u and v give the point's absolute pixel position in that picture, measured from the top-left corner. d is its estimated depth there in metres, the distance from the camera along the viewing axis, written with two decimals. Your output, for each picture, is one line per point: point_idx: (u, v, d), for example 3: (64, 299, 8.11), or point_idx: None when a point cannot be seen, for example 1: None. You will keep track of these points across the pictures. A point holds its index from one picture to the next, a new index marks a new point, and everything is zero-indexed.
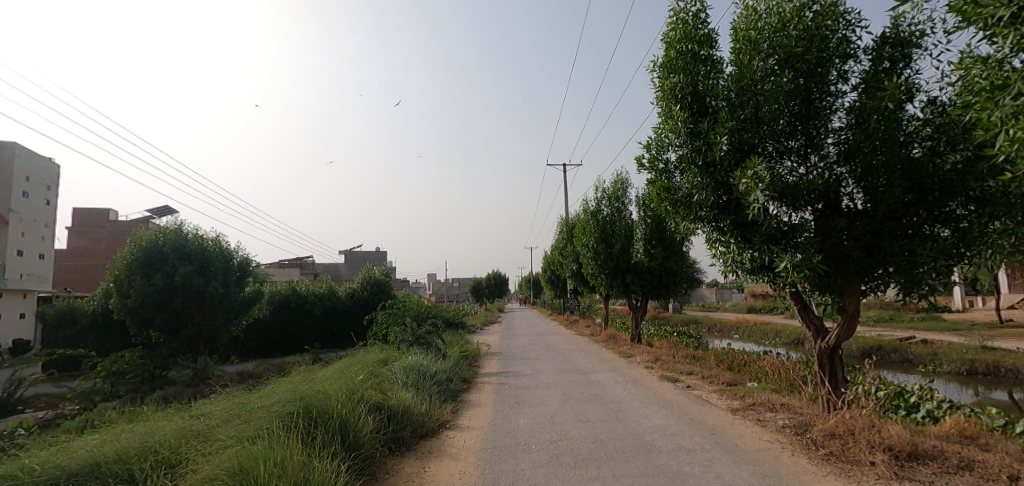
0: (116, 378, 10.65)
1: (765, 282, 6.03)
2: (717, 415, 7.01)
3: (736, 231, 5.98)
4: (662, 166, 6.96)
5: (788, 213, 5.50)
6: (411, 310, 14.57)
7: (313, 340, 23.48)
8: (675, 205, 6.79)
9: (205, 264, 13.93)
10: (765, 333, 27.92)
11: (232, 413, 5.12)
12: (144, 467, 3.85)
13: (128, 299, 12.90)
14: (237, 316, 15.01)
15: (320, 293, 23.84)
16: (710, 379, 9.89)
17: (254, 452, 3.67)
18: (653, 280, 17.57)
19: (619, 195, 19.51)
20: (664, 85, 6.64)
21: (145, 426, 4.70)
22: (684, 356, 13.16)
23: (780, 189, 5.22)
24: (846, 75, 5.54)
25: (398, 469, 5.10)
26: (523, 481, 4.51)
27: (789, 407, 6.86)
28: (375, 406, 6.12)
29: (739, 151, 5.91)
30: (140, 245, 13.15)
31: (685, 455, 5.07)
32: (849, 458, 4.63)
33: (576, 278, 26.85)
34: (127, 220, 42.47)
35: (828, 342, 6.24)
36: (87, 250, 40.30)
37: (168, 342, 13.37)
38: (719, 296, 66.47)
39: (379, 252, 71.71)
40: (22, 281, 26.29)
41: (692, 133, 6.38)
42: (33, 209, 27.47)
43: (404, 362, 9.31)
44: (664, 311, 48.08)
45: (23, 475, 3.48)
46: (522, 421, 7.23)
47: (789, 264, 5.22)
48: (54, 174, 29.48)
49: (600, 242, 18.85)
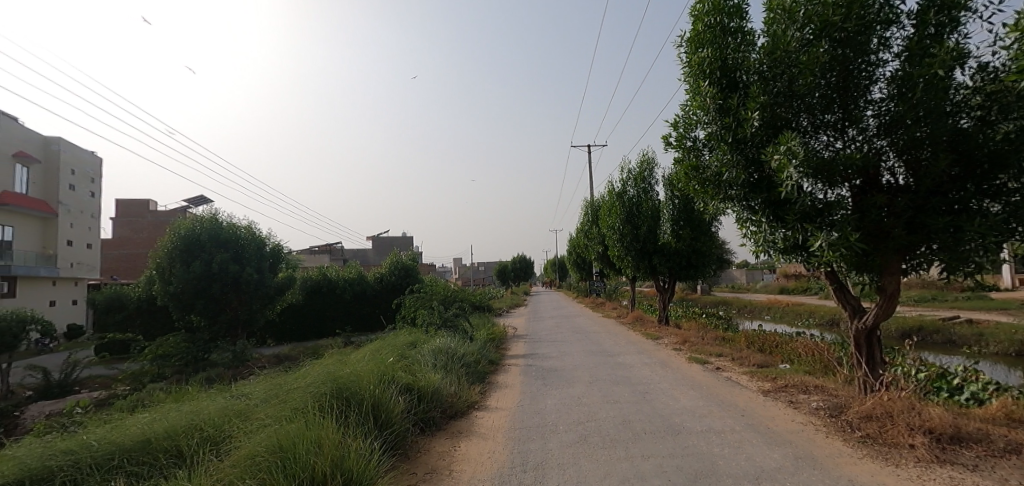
0: (162, 361, 11.32)
1: (799, 262, 5.82)
2: (748, 396, 6.93)
3: (768, 209, 5.79)
4: (690, 144, 6.81)
5: (823, 190, 5.28)
6: (438, 294, 14.77)
7: (345, 324, 24.16)
8: (703, 184, 6.66)
9: (240, 251, 14.42)
10: (798, 315, 27.32)
11: (270, 394, 5.34)
12: (191, 443, 4.06)
13: (170, 286, 13.56)
14: (272, 301, 15.51)
15: (349, 278, 24.44)
16: (740, 361, 9.75)
17: (291, 431, 3.81)
18: (680, 261, 17.32)
19: (645, 176, 19.08)
20: (692, 61, 6.44)
21: (190, 405, 4.97)
22: (714, 337, 13.06)
23: (814, 165, 5.00)
24: (888, 42, 5.24)
25: (430, 448, 5.25)
26: (551, 461, 4.58)
27: (824, 389, 6.72)
28: (406, 387, 6.25)
29: (772, 127, 5.69)
30: (178, 233, 13.74)
31: (715, 436, 5.05)
32: (886, 440, 4.51)
33: (602, 260, 26.62)
34: (166, 211, 44.29)
35: (866, 322, 5.99)
36: (130, 239, 42.28)
37: (208, 326, 14.03)
38: (749, 277, 65.41)
39: (405, 238, 72.67)
40: (72, 270, 27.85)
41: (721, 109, 6.22)
42: (79, 201, 28.86)
43: (432, 344, 9.48)
44: (691, 293, 47.76)
45: (82, 449, 3.74)
46: (548, 402, 7.32)
47: (823, 243, 5.03)
48: (97, 168, 30.82)
49: (626, 223, 18.56)
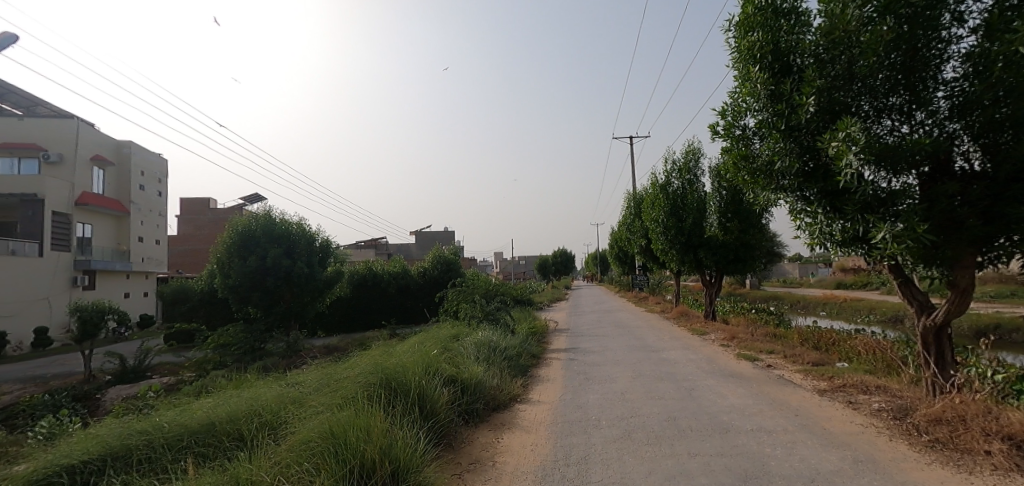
0: (223, 350, 12.07)
1: (859, 254, 5.50)
2: (802, 396, 6.62)
3: (825, 199, 5.48)
4: (738, 133, 6.54)
5: (887, 179, 4.94)
6: (480, 288, 14.93)
7: (390, 316, 24.93)
8: (753, 174, 6.37)
9: (291, 247, 15.06)
10: (857, 311, 25.81)
11: (322, 382, 5.59)
12: (251, 428, 4.30)
13: (229, 279, 14.38)
14: (322, 294, 16.15)
15: (394, 272, 25.04)
16: (793, 358, 9.32)
17: (342, 418, 3.96)
18: (728, 255, 16.73)
19: (691, 167, 18.51)
20: (742, 45, 6.17)
21: (250, 392, 5.27)
22: (764, 334, 12.56)
23: (877, 151, 4.68)
24: (963, 17, 4.82)
25: (473, 439, 5.35)
26: (595, 456, 4.56)
27: (887, 390, 6.32)
28: (450, 379, 6.37)
29: (830, 113, 5.37)
30: (235, 230, 14.54)
31: (766, 436, 4.86)
32: (958, 446, 4.21)
33: (645, 254, 26.03)
34: (224, 208, 46.88)
35: (935, 320, 5.59)
36: (193, 235, 45.11)
37: (263, 318, 14.81)
38: (803, 271, 62.34)
39: (447, 232, 73.85)
40: (143, 264, 30.03)
41: (772, 95, 5.93)
42: (148, 201, 31.00)
43: (474, 337, 9.62)
44: (740, 287, 46.12)
45: (155, 430, 4.04)
46: (591, 396, 7.27)
47: (887, 235, 4.71)
48: (164, 169, 32.94)
49: (671, 216, 18.00)
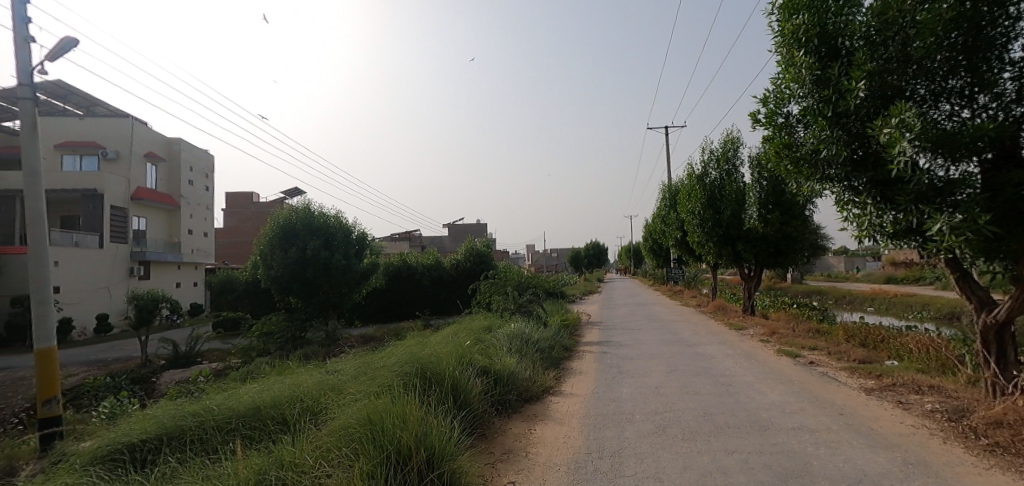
0: (266, 338, 12.60)
1: (912, 247, 5.21)
2: (847, 394, 6.36)
3: (874, 189, 5.22)
4: (781, 121, 6.28)
5: (945, 167, 4.65)
6: (513, 281, 14.98)
7: (424, 307, 25.38)
8: (797, 163, 6.09)
9: (330, 239, 15.50)
10: (909, 307, 24.49)
11: (359, 371, 5.75)
12: (293, 412, 4.48)
13: (271, 270, 14.96)
14: (358, 285, 16.59)
15: (427, 264, 25.44)
16: (838, 355, 8.95)
17: (379, 406, 4.07)
18: (768, 248, 16.16)
19: (729, 157, 17.91)
20: (786, 29, 5.90)
21: (292, 378, 5.50)
22: (807, 329, 12.11)
23: (934, 137, 4.41)
24: None
25: (506, 430, 5.41)
26: (628, 449, 4.53)
27: (941, 390, 5.99)
28: (482, 370, 6.44)
29: (882, 98, 5.08)
30: (277, 222, 15.08)
31: (808, 434, 4.70)
32: (1020, 451, 3.96)
33: (680, 247, 25.45)
34: (267, 202, 48.68)
35: (996, 317, 5.24)
36: (238, 228, 47.09)
37: (304, 307, 15.35)
38: (849, 265, 59.55)
39: (479, 225, 74.36)
40: (192, 255, 31.60)
41: (818, 81, 5.67)
42: (196, 195, 32.52)
43: (507, 329, 9.68)
44: (781, 281, 44.52)
45: (205, 413, 4.26)
46: (625, 390, 7.21)
47: (944, 226, 4.44)
48: (211, 164, 34.45)
49: (708, 208, 17.51)
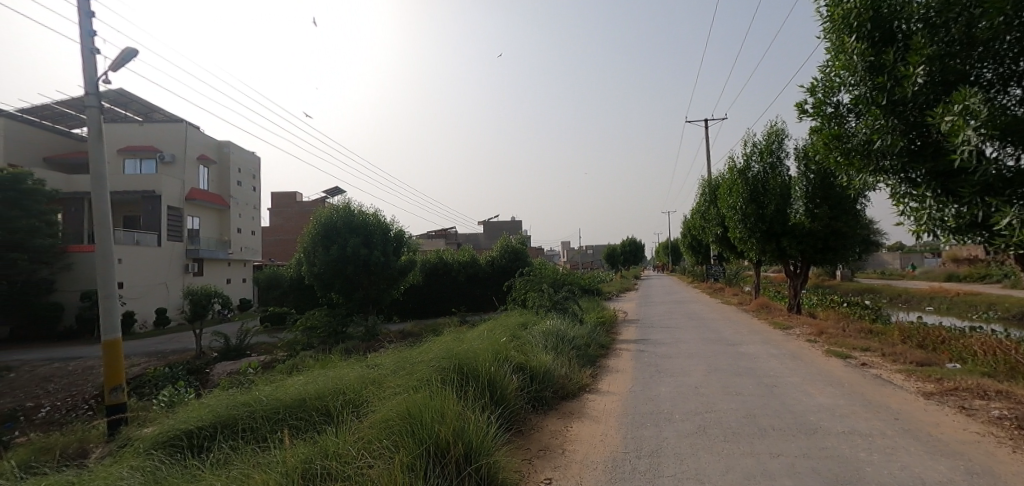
0: (310, 332, 13.08)
1: (977, 242, 4.88)
2: (903, 398, 6.01)
3: (935, 181, 4.91)
4: (831, 111, 5.98)
5: (1015, 156, 4.33)
6: (548, 278, 14.94)
7: (459, 303, 25.68)
8: (847, 155, 5.77)
9: (368, 237, 15.90)
10: (973, 307, 22.87)
11: (398, 365, 5.89)
12: (337, 404, 4.63)
13: (314, 267, 15.50)
14: (396, 282, 16.95)
15: (463, 261, 25.73)
16: (893, 357, 8.47)
17: (418, 400, 4.15)
18: (816, 244, 15.45)
19: (773, 149, 17.21)
20: (835, 13, 5.61)
21: (335, 371, 5.68)
22: (858, 329, 11.52)
23: (1003, 124, 4.09)
24: None
25: (542, 426, 5.41)
26: (668, 449, 4.45)
27: (1010, 396, 5.58)
28: (518, 367, 6.46)
29: (944, 84, 4.76)
30: (319, 221, 15.61)
31: (860, 439, 4.48)
32: None
33: (721, 243, 24.68)
34: (309, 201, 50.41)
35: None
36: (282, 226, 49.00)
37: (345, 303, 15.84)
38: (905, 262, 56.15)
39: (514, 222, 74.52)
40: (241, 253, 33.13)
41: (873, 67, 5.36)
42: (244, 195, 34.05)
43: (542, 326, 9.67)
44: (829, 278, 42.49)
45: (256, 403, 4.47)
46: (663, 389, 7.07)
47: (1014, 220, 4.13)
48: (257, 166, 35.98)
49: (750, 203, 16.91)
